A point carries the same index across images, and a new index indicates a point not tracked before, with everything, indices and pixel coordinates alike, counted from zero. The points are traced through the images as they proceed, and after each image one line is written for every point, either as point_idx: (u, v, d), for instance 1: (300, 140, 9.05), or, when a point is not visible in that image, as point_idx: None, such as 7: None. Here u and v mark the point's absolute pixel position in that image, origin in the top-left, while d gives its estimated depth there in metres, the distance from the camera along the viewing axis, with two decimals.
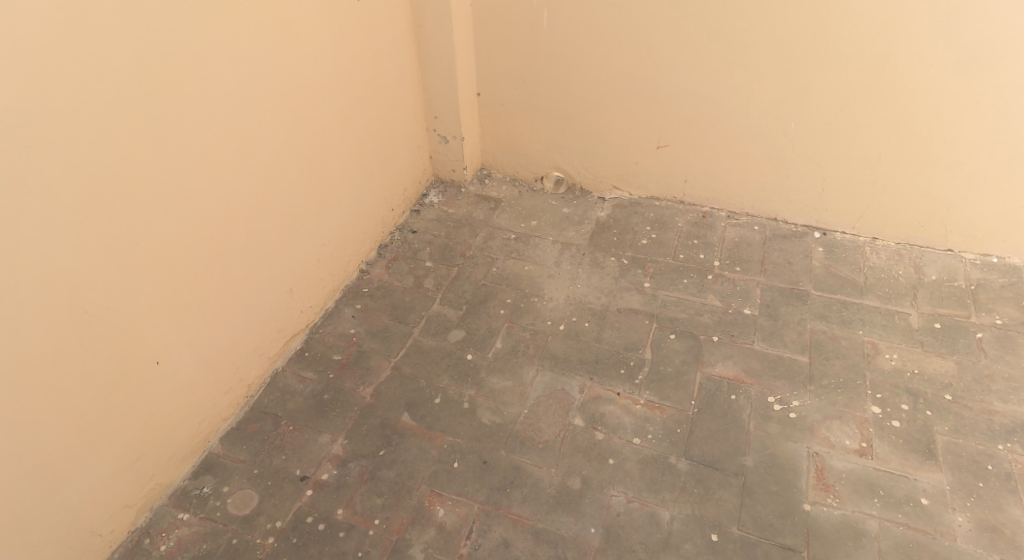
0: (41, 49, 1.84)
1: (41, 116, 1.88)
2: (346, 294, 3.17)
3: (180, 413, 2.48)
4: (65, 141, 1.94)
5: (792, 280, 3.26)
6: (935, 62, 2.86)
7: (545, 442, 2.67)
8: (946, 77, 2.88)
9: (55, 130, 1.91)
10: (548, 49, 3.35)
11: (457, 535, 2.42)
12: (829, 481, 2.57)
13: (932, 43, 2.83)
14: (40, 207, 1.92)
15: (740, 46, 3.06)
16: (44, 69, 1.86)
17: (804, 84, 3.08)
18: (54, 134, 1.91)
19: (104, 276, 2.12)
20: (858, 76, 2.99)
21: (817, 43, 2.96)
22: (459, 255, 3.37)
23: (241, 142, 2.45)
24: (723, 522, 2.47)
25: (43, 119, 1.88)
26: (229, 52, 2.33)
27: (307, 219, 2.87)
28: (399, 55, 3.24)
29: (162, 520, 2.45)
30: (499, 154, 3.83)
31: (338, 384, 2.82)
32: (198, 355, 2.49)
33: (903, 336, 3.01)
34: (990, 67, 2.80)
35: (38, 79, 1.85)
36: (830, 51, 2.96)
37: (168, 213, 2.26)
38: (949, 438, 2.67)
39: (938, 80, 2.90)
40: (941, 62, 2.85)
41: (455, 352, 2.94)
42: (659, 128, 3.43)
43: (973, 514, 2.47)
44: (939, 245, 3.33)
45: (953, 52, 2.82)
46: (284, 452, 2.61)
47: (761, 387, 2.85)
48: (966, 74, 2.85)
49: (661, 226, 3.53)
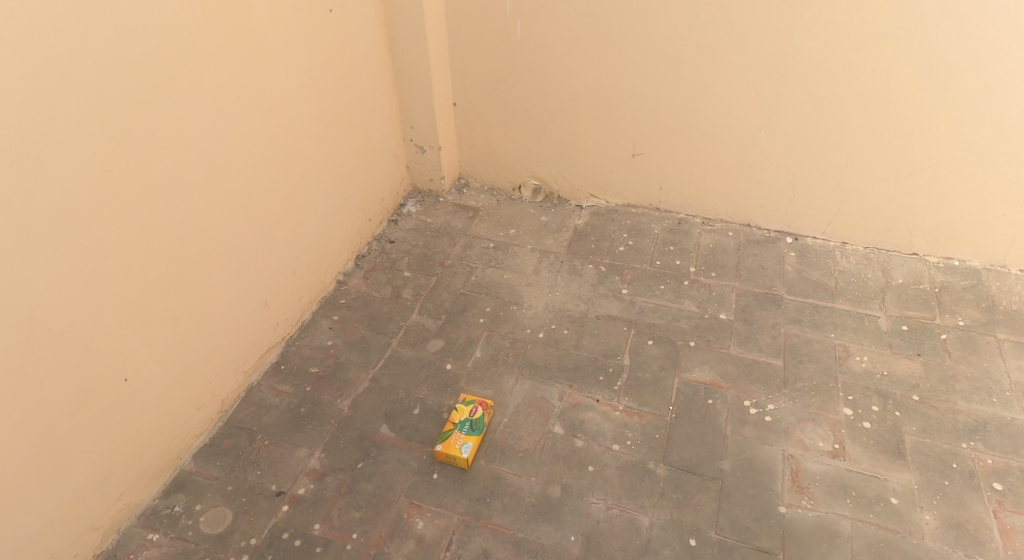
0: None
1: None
2: (323, 305, 3.11)
3: (151, 431, 2.40)
4: (22, 154, 1.84)
5: (764, 284, 3.29)
6: (900, 71, 2.91)
7: (526, 450, 2.66)
8: (910, 86, 2.94)
9: (9, 144, 1.81)
10: (523, 59, 3.32)
11: (437, 546, 2.40)
12: (804, 483, 2.60)
13: (898, 53, 2.88)
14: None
15: (714, 57, 3.08)
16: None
17: (775, 96, 3.12)
18: (9, 148, 1.82)
19: (73, 297, 2.04)
20: (826, 85, 3.03)
21: (786, 52, 2.99)
22: (438, 264, 3.33)
23: (213, 153, 2.38)
24: (701, 526, 2.48)
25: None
26: (201, 62, 2.25)
27: (281, 230, 2.79)
28: (373, 65, 3.18)
29: (130, 541, 2.35)
30: (475, 163, 3.79)
31: (315, 396, 2.75)
32: (170, 372, 2.41)
33: (873, 339, 3.07)
34: (954, 77, 2.87)
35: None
36: (802, 64, 3.00)
37: (138, 226, 2.17)
38: (917, 437, 2.73)
39: (904, 89, 2.96)
40: (908, 70, 2.91)
41: (434, 362, 2.90)
42: (634, 136, 3.43)
43: (940, 511, 2.53)
44: (905, 249, 3.40)
45: (918, 62, 2.87)
46: (260, 467, 2.54)
47: (738, 391, 2.87)
48: (932, 84, 2.91)
49: (637, 233, 3.54)
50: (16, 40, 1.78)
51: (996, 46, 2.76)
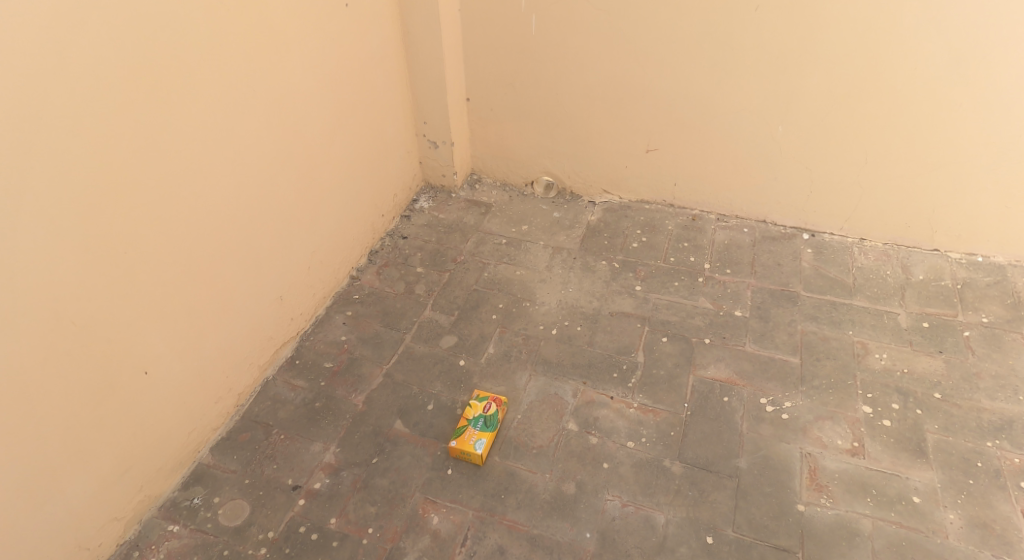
0: (9, 51, 1.77)
1: (7, 122, 1.80)
2: (337, 301, 3.15)
3: (171, 423, 2.44)
4: (40, 147, 1.87)
5: (781, 281, 3.27)
6: (919, 60, 2.88)
7: (540, 447, 2.67)
8: (932, 77, 2.91)
9: (26, 136, 1.84)
10: (537, 54, 3.35)
11: (452, 542, 2.41)
12: (823, 482, 2.58)
13: (917, 43, 2.85)
14: (14, 218, 1.85)
15: (729, 50, 3.08)
16: (13, 71, 1.79)
17: (793, 90, 3.11)
18: (27, 141, 1.84)
19: (97, 289, 2.08)
20: (845, 77, 3.01)
21: (804, 47, 2.99)
22: (451, 260, 3.36)
23: (230, 148, 2.43)
24: (718, 524, 2.47)
25: (10, 124, 1.80)
26: (218, 59, 2.31)
27: (296, 225, 2.84)
28: (387, 61, 3.22)
29: (151, 532, 2.39)
30: (488, 159, 3.83)
31: (329, 391, 2.79)
32: (189, 365, 2.46)
33: (893, 336, 3.03)
34: (977, 66, 2.83)
35: (6, 81, 1.78)
36: (821, 56, 2.99)
37: (158, 220, 2.22)
38: (940, 436, 2.69)
39: (925, 80, 2.92)
40: (928, 59, 2.87)
41: (447, 358, 2.92)
42: (648, 131, 3.44)
43: (964, 511, 2.49)
44: (926, 244, 3.36)
45: (939, 51, 2.84)
46: (276, 461, 2.57)
47: (754, 388, 2.86)
48: (954, 73, 2.87)
49: (651, 229, 3.54)
50: (34, 34, 1.81)
51: (1022, 32, 2.71)
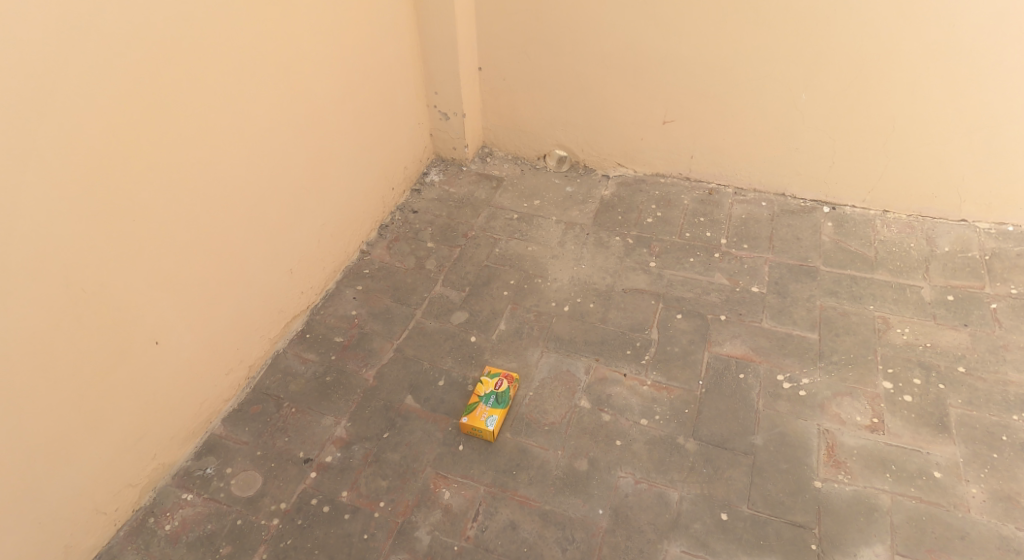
0: (21, 22, 1.82)
1: (19, 91, 1.85)
2: (347, 275, 3.19)
3: (183, 392, 2.50)
4: (50, 115, 1.92)
5: (800, 255, 3.22)
6: (943, 20, 2.80)
7: (551, 424, 2.66)
8: (957, 37, 2.83)
9: (37, 104, 1.89)
10: (551, 26, 3.34)
11: (463, 517, 2.42)
12: (841, 458, 2.53)
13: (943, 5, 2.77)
14: (25, 187, 1.90)
15: (749, 17, 3.03)
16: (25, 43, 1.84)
17: (816, 57, 3.05)
18: (39, 109, 1.89)
19: (108, 259, 2.14)
20: (869, 42, 2.94)
21: (827, 12, 2.92)
22: (461, 235, 3.38)
23: (239, 123, 2.48)
24: (732, 501, 2.44)
25: (22, 92, 1.85)
26: (228, 34, 2.35)
27: (306, 199, 2.89)
28: (399, 30, 3.25)
29: (166, 499, 2.46)
30: (500, 132, 3.84)
31: (340, 365, 2.83)
32: (200, 335, 2.51)
33: (916, 310, 2.96)
34: (1005, 25, 2.75)
35: (18, 51, 1.83)
36: (842, 21, 2.92)
37: (167, 194, 2.27)
38: (962, 410, 2.62)
39: (951, 41, 2.84)
40: (955, 21, 2.79)
41: (458, 334, 2.94)
42: (665, 102, 3.41)
43: (987, 485, 2.43)
44: (953, 215, 3.28)
45: (966, 10, 2.76)
46: (287, 434, 2.62)
47: (770, 364, 2.81)
48: (980, 35, 2.80)
49: (666, 204, 3.51)
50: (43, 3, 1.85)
51: None
